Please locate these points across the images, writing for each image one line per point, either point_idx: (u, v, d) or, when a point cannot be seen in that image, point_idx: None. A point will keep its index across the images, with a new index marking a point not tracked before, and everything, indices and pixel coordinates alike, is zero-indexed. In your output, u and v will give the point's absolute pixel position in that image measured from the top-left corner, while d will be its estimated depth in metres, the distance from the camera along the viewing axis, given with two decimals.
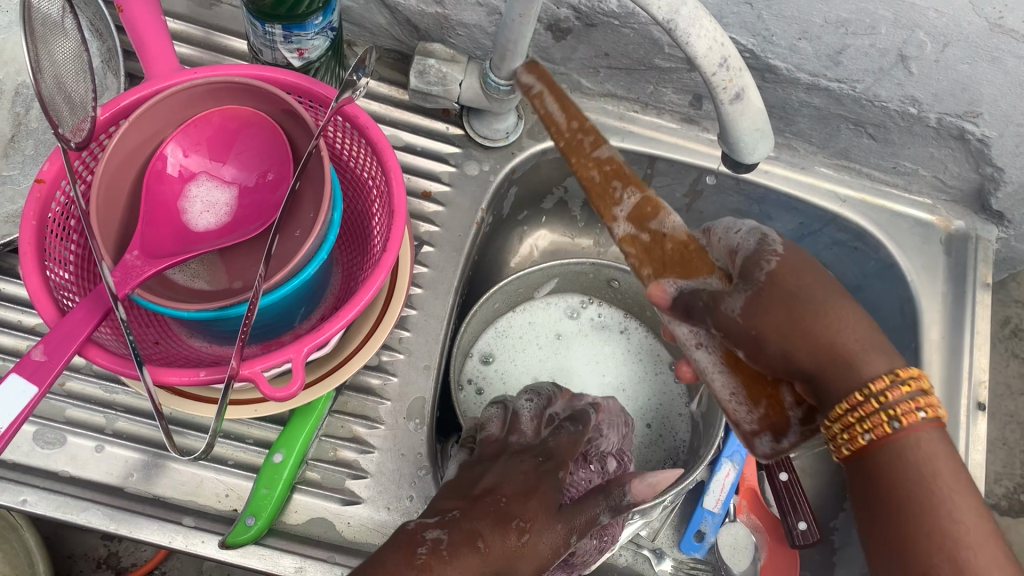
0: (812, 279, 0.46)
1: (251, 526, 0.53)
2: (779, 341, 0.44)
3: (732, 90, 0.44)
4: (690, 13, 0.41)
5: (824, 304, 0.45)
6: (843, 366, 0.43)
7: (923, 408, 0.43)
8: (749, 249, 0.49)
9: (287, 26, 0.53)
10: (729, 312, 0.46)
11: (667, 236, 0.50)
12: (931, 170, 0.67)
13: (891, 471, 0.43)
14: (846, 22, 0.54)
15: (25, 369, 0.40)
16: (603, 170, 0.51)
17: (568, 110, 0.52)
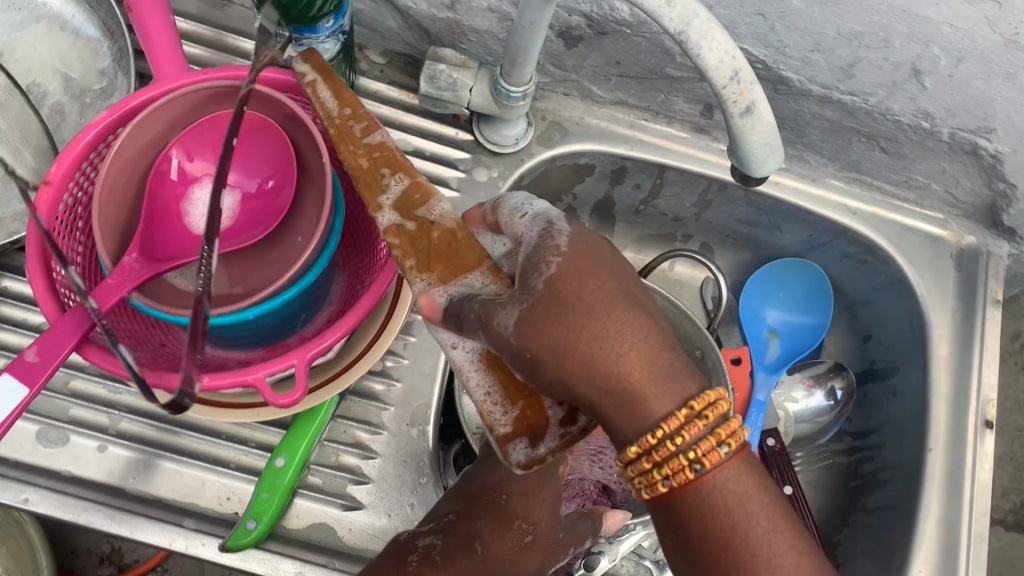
0: (604, 285, 0.40)
1: (251, 530, 0.53)
2: (556, 364, 0.38)
3: (743, 103, 0.43)
4: (701, 25, 0.41)
5: (602, 313, 0.39)
6: (620, 400, 0.38)
7: (723, 443, 0.39)
8: (529, 245, 0.42)
9: (299, 29, 0.54)
10: (501, 328, 0.39)
11: (435, 224, 0.43)
12: (943, 184, 0.67)
13: (699, 506, 0.40)
14: (859, 35, 0.54)
15: (17, 368, 0.39)
16: (372, 157, 0.46)
17: (342, 98, 0.47)
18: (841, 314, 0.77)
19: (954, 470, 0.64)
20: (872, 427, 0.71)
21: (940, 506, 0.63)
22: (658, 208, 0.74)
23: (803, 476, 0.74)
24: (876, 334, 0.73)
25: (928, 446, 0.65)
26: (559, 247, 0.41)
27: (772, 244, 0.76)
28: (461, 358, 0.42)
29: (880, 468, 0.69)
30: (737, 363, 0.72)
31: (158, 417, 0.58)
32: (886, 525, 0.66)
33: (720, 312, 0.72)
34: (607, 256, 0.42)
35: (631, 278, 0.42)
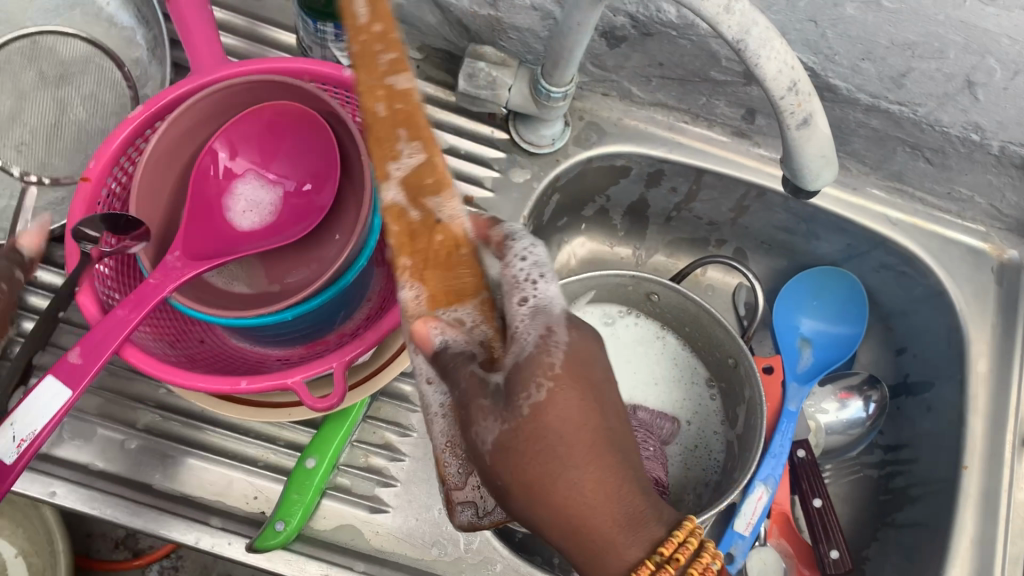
0: (587, 427, 0.37)
1: (281, 530, 0.52)
2: (523, 499, 0.37)
3: (800, 115, 0.42)
4: (761, 33, 0.39)
5: (581, 462, 0.37)
6: (591, 543, 0.37)
7: (699, 574, 0.37)
8: (522, 351, 0.40)
9: (339, 25, 0.52)
10: (479, 440, 0.38)
11: (439, 225, 0.43)
12: (988, 198, 0.65)
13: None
14: (914, 45, 0.52)
15: (61, 370, 0.40)
16: (392, 108, 0.44)
17: (374, 10, 0.44)
18: (875, 325, 0.75)
19: (989, 489, 0.62)
20: (904, 441, 0.70)
21: (974, 525, 0.62)
22: (693, 212, 0.73)
23: (833, 488, 0.73)
24: (911, 346, 0.72)
25: (964, 464, 0.63)
26: (554, 370, 0.38)
27: (808, 252, 0.74)
28: (434, 397, 0.43)
29: (911, 483, 0.68)
30: (768, 372, 0.71)
31: (185, 412, 0.57)
32: (917, 542, 0.65)
33: (755, 322, 0.71)
34: (596, 381, 0.40)
35: (618, 413, 0.40)
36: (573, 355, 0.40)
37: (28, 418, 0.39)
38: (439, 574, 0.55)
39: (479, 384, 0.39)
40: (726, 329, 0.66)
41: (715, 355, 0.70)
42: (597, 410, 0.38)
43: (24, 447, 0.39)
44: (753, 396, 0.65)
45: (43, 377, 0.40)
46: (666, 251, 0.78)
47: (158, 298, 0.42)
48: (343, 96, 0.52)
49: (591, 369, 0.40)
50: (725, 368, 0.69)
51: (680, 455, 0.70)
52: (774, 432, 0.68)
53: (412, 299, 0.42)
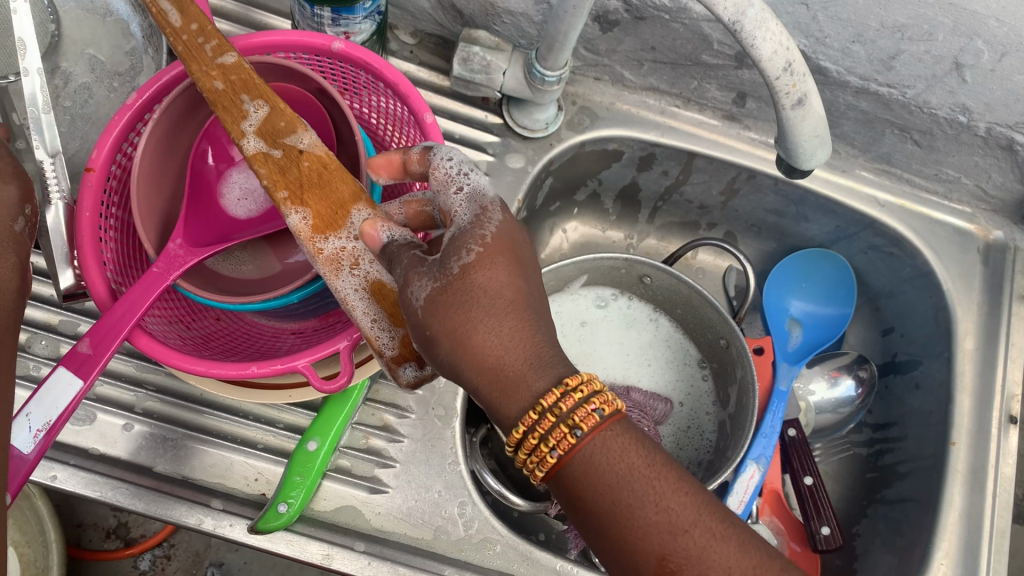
0: (513, 287, 0.39)
1: (283, 512, 0.53)
2: (450, 346, 0.38)
3: (795, 95, 0.43)
4: (756, 15, 0.40)
5: (501, 311, 0.38)
6: (507, 380, 0.37)
7: (599, 407, 0.37)
8: (456, 228, 0.40)
9: (337, 9, 0.53)
10: (411, 299, 0.39)
11: (303, 152, 0.43)
12: (974, 179, 0.67)
13: (593, 471, 0.37)
14: (903, 27, 0.53)
15: (72, 361, 0.40)
16: (228, 79, 0.44)
17: (185, 11, 0.45)
18: (863, 306, 0.77)
19: (977, 464, 0.64)
20: (893, 419, 0.71)
21: (963, 499, 0.63)
22: (684, 195, 0.74)
23: (823, 466, 0.74)
24: (899, 327, 0.73)
25: (952, 440, 0.65)
26: (485, 239, 0.39)
27: (798, 234, 0.75)
28: (344, 286, 0.42)
29: (900, 460, 0.69)
30: (759, 352, 0.73)
31: (186, 397, 0.58)
32: (907, 517, 0.66)
33: (747, 303, 0.71)
34: (522, 254, 0.40)
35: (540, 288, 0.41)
36: (500, 238, 0.40)
37: (43, 408, 0.39)
38: (440, 553, 0.56)
39: (416, 258, 0.40)
40: (717, 309, 0.66)
41: (708, 337, 0.71)
42: (521, 274, 0.39)
43: (42, 437, 0.39)
44: (745, 375, 0.66)
45: (54, 368, 0.40)
46: (658, 235, 0.79)
47: (162, 286, 0.43)
48: (339, 71, 0.53)
49: (523, 242, 0.41)
50: (718, 349, 0.70)
51: (674, 435, 0.70)
52: (765, 411, 0.69)
53: (302, 224, 0.42)
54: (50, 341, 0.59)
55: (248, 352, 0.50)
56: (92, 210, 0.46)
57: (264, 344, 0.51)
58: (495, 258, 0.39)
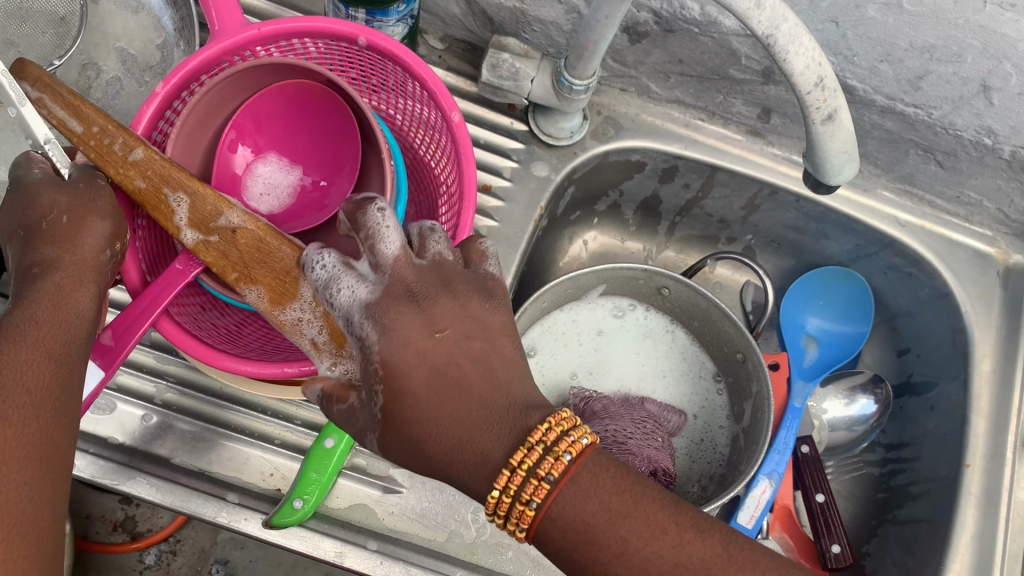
0: (424, 400, 0.39)
1: (298, 509, 0.53)
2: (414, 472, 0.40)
3: (825, 110, 0.43)
4: (789, 30, 0.40)
5: (425, 434, 0.39)
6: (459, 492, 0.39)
7: (532, 500, 0.36)
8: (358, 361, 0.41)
9: (371, 11, 0.54)
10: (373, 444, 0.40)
11: (237, 231, 0.44)
12: (996, 202, 0.67)
13: (550, 551, 0.37)
14: (933, 48, 0.54)
15: (95, 351, 0.42)
16: (147, 176, 0.44)
17: (82, 115, 0.44)
18: (880, 325, 0.77)
19: (991, 487, 0.64)
20: (906, 440, 0.71)
21: (975, 523, 0.63)
22: (705, 209, 0.74)
23: (835, 485, 0.74)
24: (915, 347, 0.73)
25: (966, 463, 0.64)
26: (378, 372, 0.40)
27: (817, 252, 0.75)
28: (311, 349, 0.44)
29: (912, 481, 0.69)
30: (774, 368, 0.73)
31: (205, 389, 0.58)
32: (918, 538, 0.66)
33: (766, 318, 0.71)
34: (426, 351, 0.40)
35: (465, 356, 0.40)
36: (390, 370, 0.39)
37: None
38: (452, 555, 0.56)
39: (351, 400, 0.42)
40: (737, 325, 0.66)
41: (723, 350, 0.71)
42: (425, 367, 0.39)
43: None
44: (760, 391, 0.66)
45: None
46: (677, 247, 0.79)
47: (183, 282, 0.44)
48: (363, 56, 0.52)
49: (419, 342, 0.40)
50: (734, 362, 0.70)
51: (687, 448, 0.71)
52: (779, 427, 0.69)
53: (261, 299, 0.44)
54: None
55: (284, 343, 0.51)
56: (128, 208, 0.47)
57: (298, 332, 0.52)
58: (397, 385, 0.39)
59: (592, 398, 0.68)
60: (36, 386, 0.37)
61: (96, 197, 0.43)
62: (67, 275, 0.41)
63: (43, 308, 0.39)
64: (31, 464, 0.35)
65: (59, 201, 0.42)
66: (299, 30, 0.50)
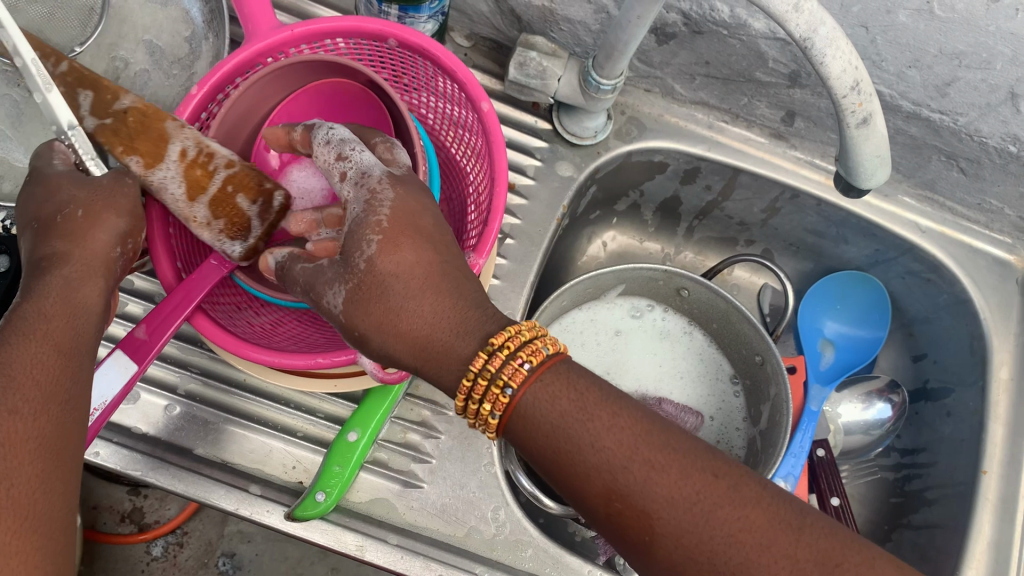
0: (422, 261, 0.40)
1: (320, 501, 0.53)
2: (381, 337, 0.40)
3: (860, 114, 0.43)
4: (828, 34, 0.41)
5: (417, 290, 0.40)
6: (434, 362, 0.40)
7: (527, 360, 0.38)
8: (352, 215, 0.42)
9: (403, 7, 0.54)
10: (333, 305, 0.41)
11: (129, 111, 0.45)
12: (1017, 210, 0.67)
13: (530, 426, 0.38)
14: (962, 55, 0.54)
15: (129, 346, 0.43)
16: (68, 79, 0.45)
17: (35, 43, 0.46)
18: (897, 331, 0.77)
19: (1008, 494, 0.64)
20: (921, 445, 0.71)
21: (992, 529, 0.63)
22: (725, 211, 0.74)
23: (851, 489, 0.74)
24: (932, 353, 0.73)
25: (983, 468, 0.65)
26: (381, 224, 0.40)
27: (835, 256, 0.76)
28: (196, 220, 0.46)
29: (927, 486, 0.69)
30: (792, 371, 0.73)
31: (228, 381, 0.58)
32: (933, 543, 0.66)
33: (784, 321, 0.71)
34: (426, 222, 0.41)
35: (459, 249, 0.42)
36: (395, 219, 0.41)
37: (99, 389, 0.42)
38: (472, 550, 0.56)
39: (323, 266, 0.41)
40: (754, 326, 0.66)
41: (742, 354, 0.71)
42: (423, 255, 0.40)
43: (98, 415, 0.42)
44: (778, 394, 0.66)
45: (112, 351, 0.43)
46: (695, 249, 0.79)
47: (218, 277, 0.46)
48: (393, 53, 0.52)
49: (423, 207, 0.42)
50: (752, 366, 0.70)
51: None
52: (795, 431, 0.69)
53: (141, 169, 0.45)
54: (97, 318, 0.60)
55: (316, 341, 0.51)
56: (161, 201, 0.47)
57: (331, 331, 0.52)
58: (397, 240, 0.40)
59: None
60: (40, 376, 0.37)
61: (119, 195, 0.43)
62: (76, 269, 0.40)
63: (51, 300, 0.39)
64: (42, 457, 0.35)
65: (74, 194, 0.42)
66: (331, 29, 0.50)
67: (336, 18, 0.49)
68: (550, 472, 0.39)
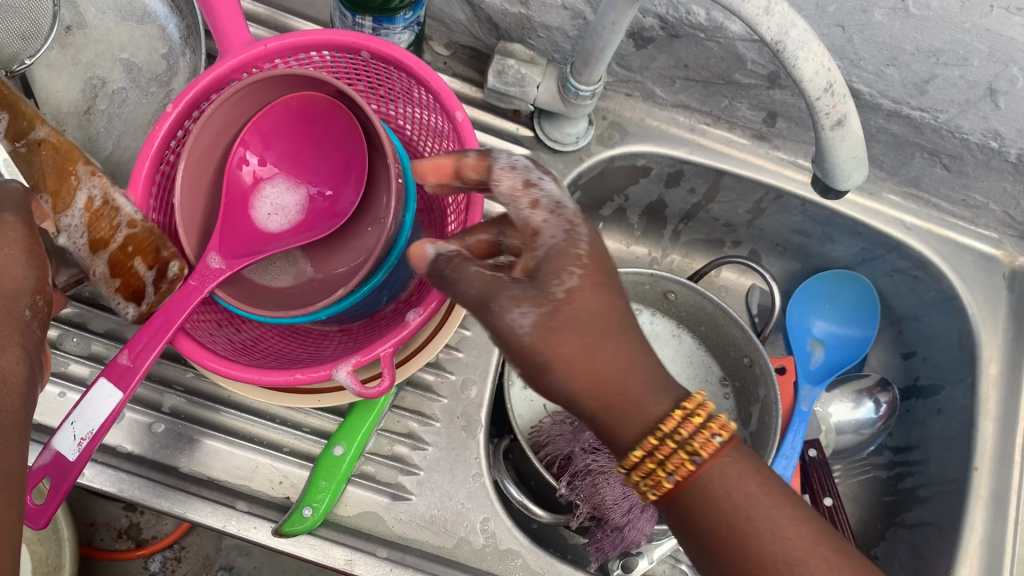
0: (608, 306, 0.36)
1: (307, 517, 0.53)
2: (569, 376, 0.36)
3: (834, 116, 0.43)
4: (799, 36, 0.40)
5: (612, 336, 0.36)
6: (622, 413, 0.36)
7: (716, 433, 0.37)
8: (542, 248, 0.36)
9: (377, 19, 0.54)
10: (513, 325, 0.35)
11: (42, 144, 0.46)
12: (1002, 205, 0.67)
13: (705, 504, 0.37)
14: (939, 52, 0.54)
15: (113, 373, 0.43)
16: None
17: None
18: (886, 328, 0.76)
19: (1000, 490, 0.64)
20: (913, 443, 0.71)
21: (985, 525, 0.63)
22: (710, 213, 0.74)
23: (844, 488, 0.74)
24: (922, 350, 0.73)
25: (975, 465, 0.64)
26: (582, 257, 0.36)
27: (822, 255, 0.75)
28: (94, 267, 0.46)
29: (920, 484, 0.69)
30: (782, 372, 0.73)
31: (213, 397, 0.58)
32: (927, 541, 0.66)
33: (771, 321, 0.71)
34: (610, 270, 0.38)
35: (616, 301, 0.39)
36: (593, 256, 0.37)
37: (85, 419, 0.42)
38: (462, 561, 0.56)
39: (498, 280, 0.36)
40: (742, 327, 0.66)
41: (730, 356, 0.71)
42: (615, 304, 0.36)
43: (84, 444, 0.42)
44: (768, 395, 0.66)
45: (95, 380, 0.43)
46: (682, 252, 0.79)
47: (198, 298, 0.45)
48: (368, 64, 0.52)
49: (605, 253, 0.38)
50: (740, 367, 0.70)
51: None
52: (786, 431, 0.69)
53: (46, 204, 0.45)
54: (80, 336, 0.59)
55: (297, 355, 0.51)
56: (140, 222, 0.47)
57: (312, 345, 0.52)
58: (591, 279, 0.36)
59: None
60: None
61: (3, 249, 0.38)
62: None
63: None
64: None
65: None
66: (305, 45, 0.50)
67: (310, 32, 0.49)
68: (709, 552, 0.38)
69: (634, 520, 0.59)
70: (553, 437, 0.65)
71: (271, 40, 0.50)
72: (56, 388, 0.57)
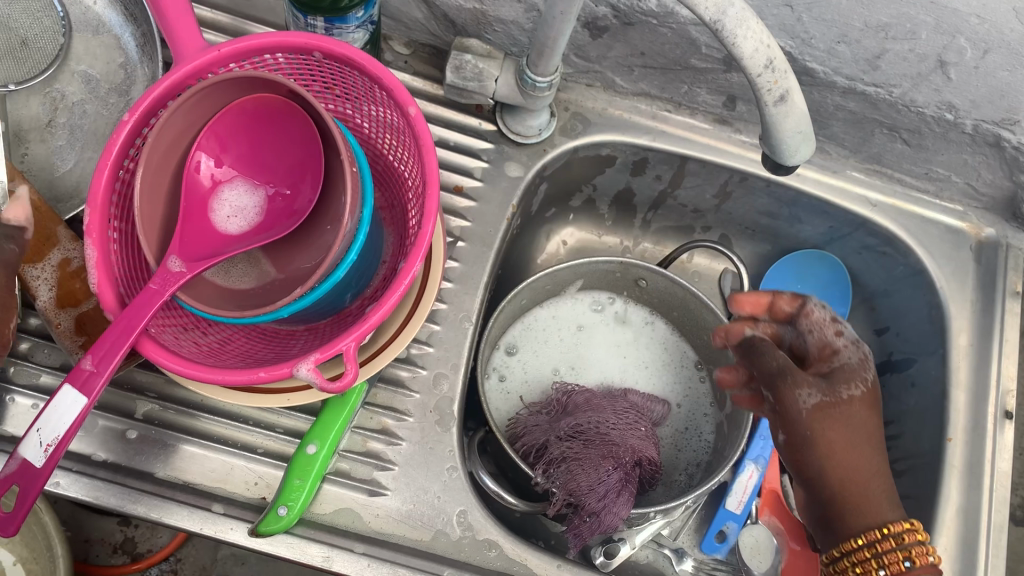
0: (867, 419, 0.50)
1: (283, 515, 0.54)
2: (821, 457, 0.49)
3: (777, 92, 0.44)
4: (737, 14, 0.41)
5: (864, 441, 0.50)
6: (853, 508, 0.50)
7: (928, 551, 0.49)
8: (841, 359, 0.51)
9: (329, 18, 0.54)
10: (801, 401, 0.49)
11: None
12: (964, 177, 0.67)
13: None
14: (887, 27, 0.54)
15: (77, 379, 0.44)
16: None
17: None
18: (859, 306, 0.77)
19: (974, 459, 0.64)
20: (889, 418, 0.72)
21: (960, 495, 0.63)
22: (678, 199, 0.75)
23: None
24: (894, 326, 0.73)
25: (948, 436, 0.65)
26: (867, 380, 0.51)
27: (791, 236, 0.76)
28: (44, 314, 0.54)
29: (897, 458, 0.69)
30: None
31: (184, 402, 0.58)
32: (905, 514, 0.66)
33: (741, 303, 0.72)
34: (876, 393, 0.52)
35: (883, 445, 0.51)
36: (869, 388, 0.51)
37: (51, 426, 0.44)
38: (439, 553, 0.57)
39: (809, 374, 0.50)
40: (713, 311, 0.67)
41: (704, 340, 0.71)
42: (878, 419, 0.51)
43: (51, 450, 0.44)
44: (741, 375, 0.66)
45: (60, 387, 0.43)
46: (653, 239, 0.80)
47: (160, 302, 0.45)
48: (324, 64, 0.52)
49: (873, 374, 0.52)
50: (714, 351, 0.70)
51: (672, 437, 0.70)
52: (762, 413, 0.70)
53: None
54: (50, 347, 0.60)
55: (263, 355, 0.51)
56: (101, 228, 0.47)
57: (278, 345, 0.53)
58: (870, 407, 0.51)
59: (574, 391, 0.68)
60: None
61: None
62: None
63: None
64: None
65: None
66: (260, 48, 0.50)
67: (265, 36, 0.50)
68: None
69: (610, 505, 0.60)
70: (529, 427, 0.65)
71: (226, 43, 0.50)
72: (29, 400, 0.58)
